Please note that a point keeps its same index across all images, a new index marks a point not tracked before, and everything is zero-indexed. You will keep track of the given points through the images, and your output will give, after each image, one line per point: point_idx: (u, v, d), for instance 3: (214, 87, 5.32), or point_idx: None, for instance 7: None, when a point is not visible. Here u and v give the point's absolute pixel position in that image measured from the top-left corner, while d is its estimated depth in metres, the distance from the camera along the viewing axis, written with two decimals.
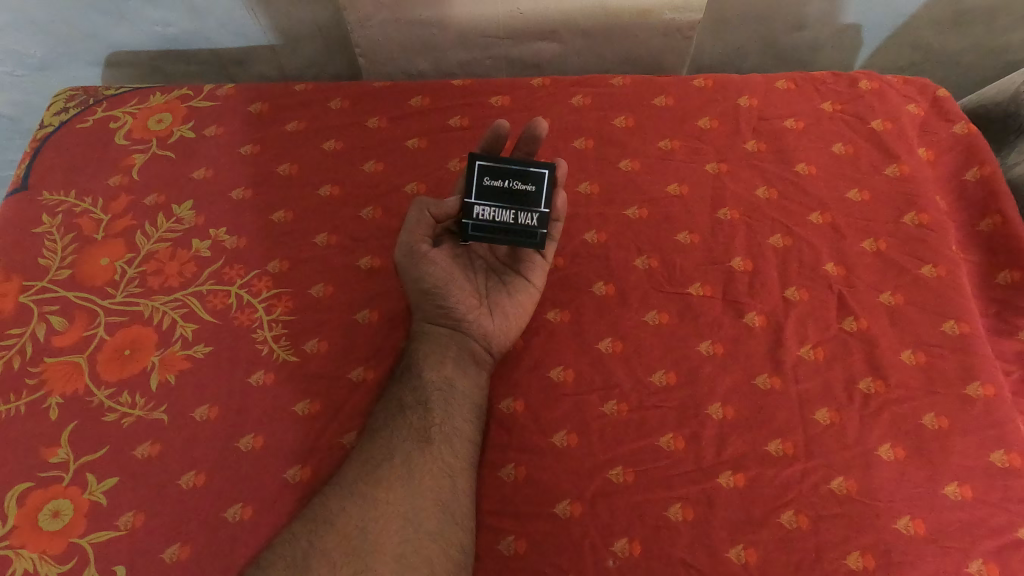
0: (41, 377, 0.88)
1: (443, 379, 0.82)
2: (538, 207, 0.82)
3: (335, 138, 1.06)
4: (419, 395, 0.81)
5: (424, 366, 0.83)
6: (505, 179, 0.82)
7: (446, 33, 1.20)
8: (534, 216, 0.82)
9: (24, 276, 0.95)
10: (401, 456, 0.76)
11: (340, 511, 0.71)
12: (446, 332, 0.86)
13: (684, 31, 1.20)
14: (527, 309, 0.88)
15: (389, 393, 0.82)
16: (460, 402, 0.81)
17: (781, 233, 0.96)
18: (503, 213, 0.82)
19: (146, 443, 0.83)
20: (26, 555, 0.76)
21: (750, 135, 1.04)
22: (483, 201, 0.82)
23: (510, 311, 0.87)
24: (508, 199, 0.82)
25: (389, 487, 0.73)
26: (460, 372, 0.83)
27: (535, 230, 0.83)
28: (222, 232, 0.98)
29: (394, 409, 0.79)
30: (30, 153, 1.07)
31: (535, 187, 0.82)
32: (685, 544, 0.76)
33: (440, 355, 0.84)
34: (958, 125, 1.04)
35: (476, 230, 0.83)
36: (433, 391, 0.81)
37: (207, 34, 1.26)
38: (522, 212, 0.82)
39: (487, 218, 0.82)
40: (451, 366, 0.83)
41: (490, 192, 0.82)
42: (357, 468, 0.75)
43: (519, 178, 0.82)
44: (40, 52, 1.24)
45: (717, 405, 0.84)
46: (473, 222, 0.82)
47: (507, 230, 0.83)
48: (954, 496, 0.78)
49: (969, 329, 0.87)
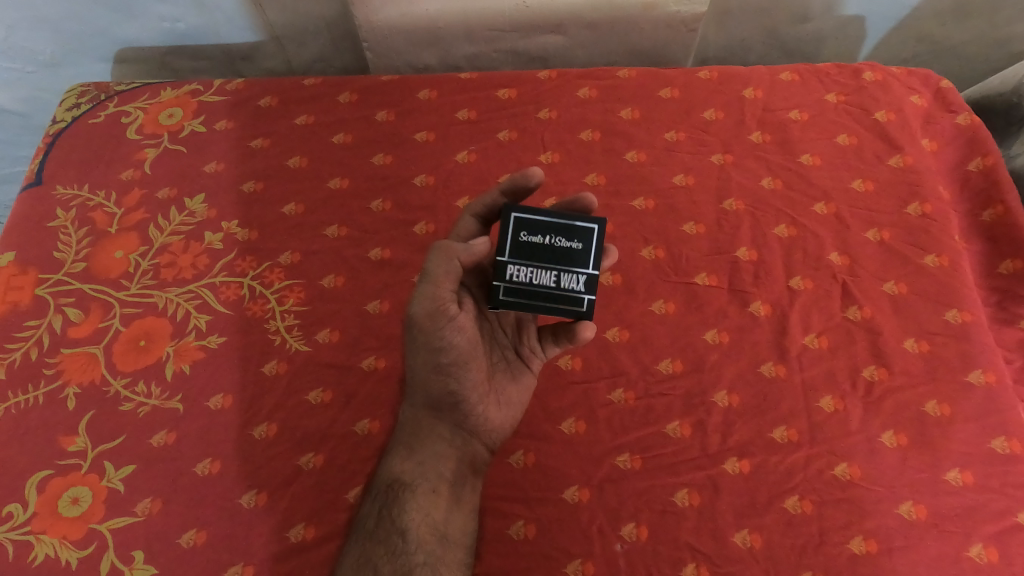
0: (59, 368, 0.89)
1: (431, 529, 0.70)
2: (585, 268, 0.67)
3: (344, 131, 1.07)
4: (403, 564, 0.66)
5: (410, 512, 0.70)
6: (546, 234, 0.67)
7: (453, 27, 1.21)
8: (580, 278, 0.67)
9: (40, 269, 0.97)
10: None
11: None
12: (439, 442, 0.74)
13: (688, 23, 1.21)
14: (525, 397, 0.78)
15: (362, 553, 0.68)
16: (449, 561, 0.69)
17: (785, 223, 0.97)
18: (541, 273, 0.67)
19: (162, 431, 0.85)
20: (46, 540, 0.78)
21: (754, 126, 1.05)
22: (518, 259, 0.67)
23: (514, 402, 0.77)
24: (553, 258, 0.67)
25: None
26: (451, 509, 0.72)
27: (581, 297, 0.67)
28: (234, 225, 0.99)
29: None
30: (43, 149, 1.09)
31: (580, 244, 0.67)
32: (691, 528, 0.78)
33: (434, 482, 0.72)
34: (961, 115, 1.04)
35: (508, 294, 0.67)
36: (420, 555, 0.67)
37: (216, 29, 1.27)
38: (568, 273, 0.67)
39: (522, 279, 0.67)
40: (442, 503, 0.72)
41: (529, 250, 0.67)
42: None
43: (563, 234, 0.67)
44: (50, 47, 1.25)
45: (722, 393, 0.85)
46: (505, 285, 0.67)
47: (548, 296, 0.67)
48: (955, 481, 0.80)
49: (971, 318, 0.89)
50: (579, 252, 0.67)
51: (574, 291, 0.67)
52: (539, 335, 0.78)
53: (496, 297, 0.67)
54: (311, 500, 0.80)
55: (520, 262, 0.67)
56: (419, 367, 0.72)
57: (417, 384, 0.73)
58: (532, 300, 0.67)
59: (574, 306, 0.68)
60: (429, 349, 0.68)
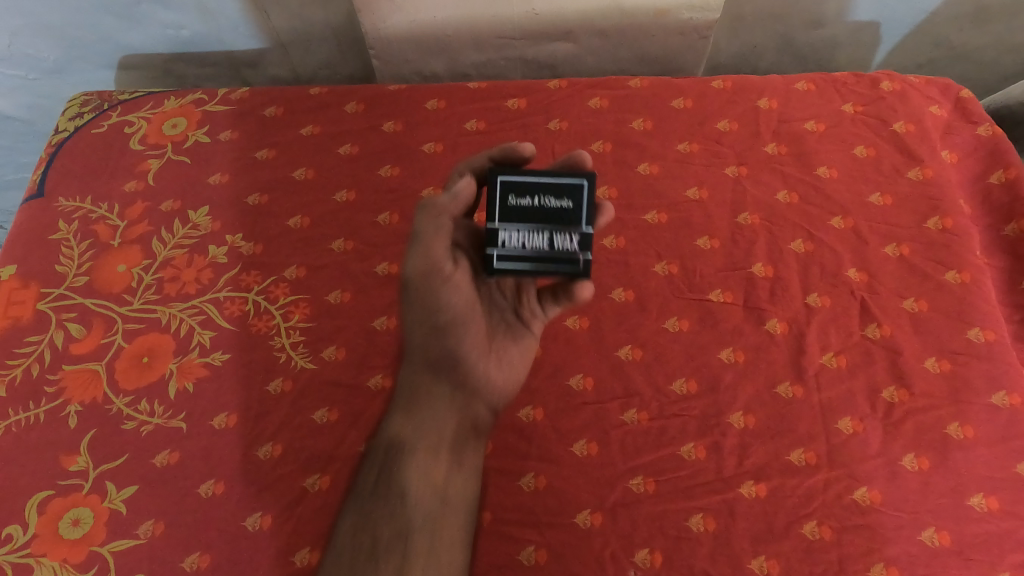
0: (60, 385, 0.88)
1: (431, 488, 0.69)
2: (579, 226, 0.59)
3: (351, 143, 1.05)
4: (400, 526, 0.66)
5: (410, 472, 0.69)
6: (532, 194, 0.59)
7: (461, 34, 1.19)
8: (574, 238, 0.59)
9: (42, 283, 0.95)
10: None
11: None
12: (439, 405, 0.70)
13: (701, 31, 1.19)
14: (525, 363, 0.73)
15: (362, 517, 0.67)
16: (445, 529, 0.68)
17: (802, 238, 0.95)
18: (532, 237, 0.60)
19: (165, 451, 0.83)
20: (47, 563, 0.77)
21: (770, 137, 1.03)
22: (504, 223, 0.59)
23: (517, 363, 0.72)
24: (542, 219, 0.59)
25: None
26: (453, 468, 0.71)
27: (577, 258, 0.59)
28: (238, 238, 0.98)
29: (366, 553, 0.64)
30: (45, 159, 1.07)
31: (570, 202, 0.59)
32: (706, 554, 0.76)
33: (433, 447, 0.70)
34: (983, 127, 1.02)
35: (498, 262, 0.60)
36: (418, 516, 0.67)
37: (220, 36, 1.26)
38: (560, 234, 0.59)
39: (512, 245, 0.59)
40: (444, 463, 0.70)
41: (515, 213, 0.59)
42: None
43: (550, 192, 0.59)
44: (54, 54, 1.24)
45: (738, 414, 0.83)
46: (494, 253, 0.60)
47: (541, 260, 0.60)
48: (979, 507, 0.77)
49: (994, 336, 0.87)
50: (571, 210, 0.59)
51: (568, 251, 0.59)
52: (540, 296, 0.70)
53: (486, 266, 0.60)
54: (316, 524, 0.78)
55: (506, 226, 0.59)
56: (417, 330, 0.70)
57: (416, 346, 0.71)
58: (525, 267, 0.60)
59: (570, 269, 0.60)
60: (428, 310, 0.67)
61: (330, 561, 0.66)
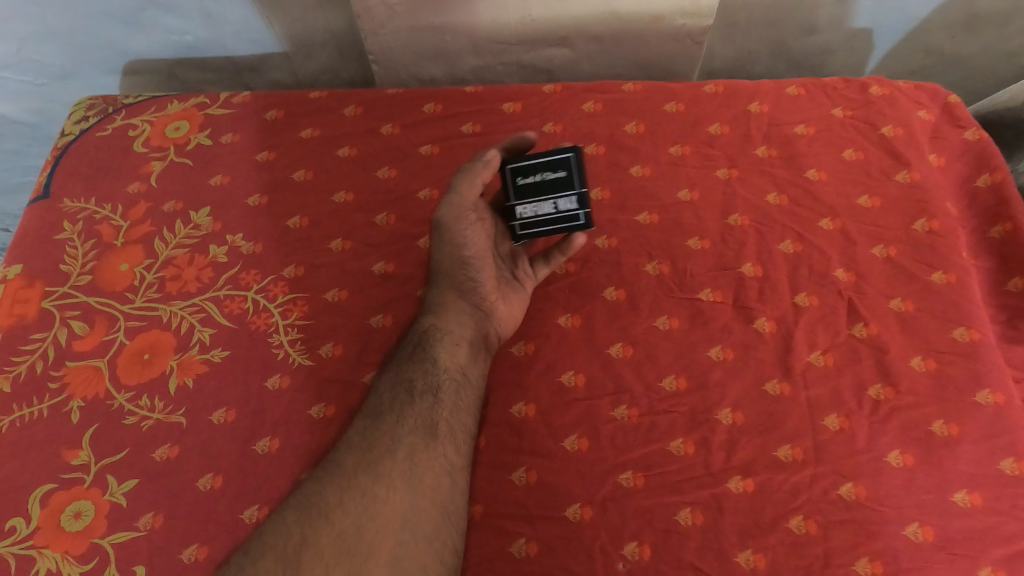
0: (63, 381, 0.90)
1: (455, 366, 0.80)
2: (575, 189, 0.79)
3: (349, 145, 1.07)
4: (431, 382, 0.77)
5: (439, 349, 0.81)
6: (536, 173, 0.80)
7: (459, 39, 1.21)
8: (574, 199, 0.80)
9: (47, 282, 0.97)
10: (406, 450, 0.70)
11: (336, 506, 0.66)
12: (460, 312, 0.85)
13: (695, 36, 1.21)
14: (518, 308, 0.90)
15: (397, 375, 0.78)
16: (466, 396, 0.79)
17: (791, 239, 0.96)
18: (544, 205, 0.81)
19: (165, 446, 0.85)
20: (49, 555, 0.79)
21: (760, 140, 1.05)
22: (521, 201, 0.81)
23: (517, 304, 0.90)
24: (547, 191, 0.80)
25: (389, 483, 0.68)
26: (472, 359, 0.83)
27: (578, 213, 0.80)
28: (239, 238, 1.00)
29: (404, 393, 0.76)
30: (51, 162, 1.09)
31: (564, 172, 0.79)
32: (694, 547, 0.77)
33: (457, 338, 0.83)
34: (970, 131, 1.04)
35: (524, 228, 0.83)
36: (446, 380, 0.78)
37: (223, 41, 1.28)
38: (563, 198, 0.80)
39: (531, 215, 0.82)
40: (465, 351, 0.82)
41: (525, 190, 0.80)
42: (355, 455, 0.70)
43: (548, 169, 0.79)
44: (60, 60, 1.27)
45: (727, 410, 0.85)
46: (519, 222, 0.82)
47: (553, 220, 0.82)
48: (963, 503, 0.79)
49: (979, 336, 0.88)
50: (567, 180, 0.79)
51: (571, 211, 0.81)
52: (531, 261, 0.92)
53: (517, 233, 0.83)
54: None
55: (521, 202, 0.81)
56: (446, 255, 0.87)
57: (444, 268, 0.87)
58: (544, 227, 0.83)
59: (576, 222, 0.82)
60: (456, 239, 0.84)
61: (370, 403, 0.77)
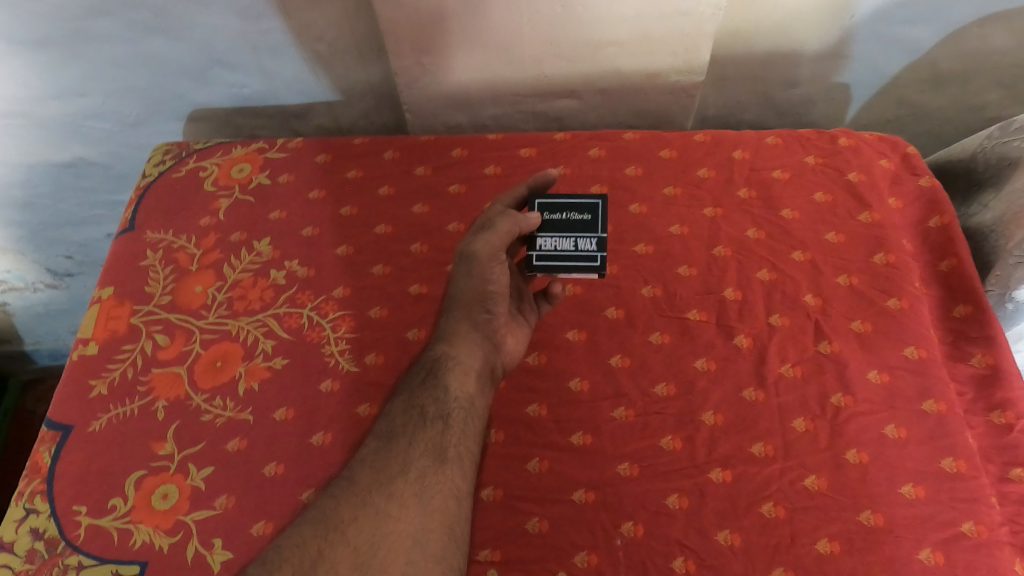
0: (150, 385, 1.06)
1: (465, 396, 0.90)
2: (595, 233, 0.96)
3: (388, 184, 1.25)
4: (441, 409, 0.88)
5: (451, 379, 0.91)
6: (563, 212, 0.97)
7: (483, 92, 1.40)
8: (593, 241, 0.96)
9: (134, 301, 1.15)
10: (418, 472, 0.82)
11: (352, 521, 0.78)
12: (473, 345, 0.95)
13: (688, 90, 1.38)
14: (521, 341, 1.01)
15: (411, 400, 0.90)
16: (473, 422, 0.89)
17: (767, 268, 1.12)
18: (564, 241, 0.96)
19: (236, 439, 1.01)
20: (143, 528, 0.95)
21: (742, 184, 1.21)
22: (545, 233, 0.97)
23: (520, 338, 1.01)
24: (571, 229, 0.97)
25: (401, 502, 0.80)
26: (480, 391, 0.93)
27: (595, 254, 0.95)
28: (295, 264, 1.17)
29: (416, 419, 0.87)
30: (134, 200, 1.27)
31: (589, 216, 0.97)
32: (680, 527, 0.92)
33: (467, 367, 0.93)
34: (923, 178, 1.20)
35: (539, 259, 0.96)
36: (455, 409, 0.89)
37: (276, 92, 1.47)
38: (583, 238, 0.96)
39: (549, 247, 0.96)
40: (474, 382, 0.92)
41: (552, 225, 0.97)
42: (371, 476, 0.82)
43: (575, 211, 0.97)
44: (136, 109, 1.46)
45: (709, 413, 1.00)
46: (537, 252, 0.96)
47: (571, 255, 0.96)
48: (908, 494, 0.93)
49: (926, 353, 1.04)
50: (590, 222, 0.97)
51: (590, 250, 0.96)
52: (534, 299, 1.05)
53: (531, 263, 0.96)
54: None
55: (545, 234, 0.97)
56: (468, 289, 0.97)
57: (462, 300, 0.97)
58: (559, 261, 0.96)
59: (591, 263, 0.95)
60: (481, 276, 0.95)
61: (385, 424, 0.89)
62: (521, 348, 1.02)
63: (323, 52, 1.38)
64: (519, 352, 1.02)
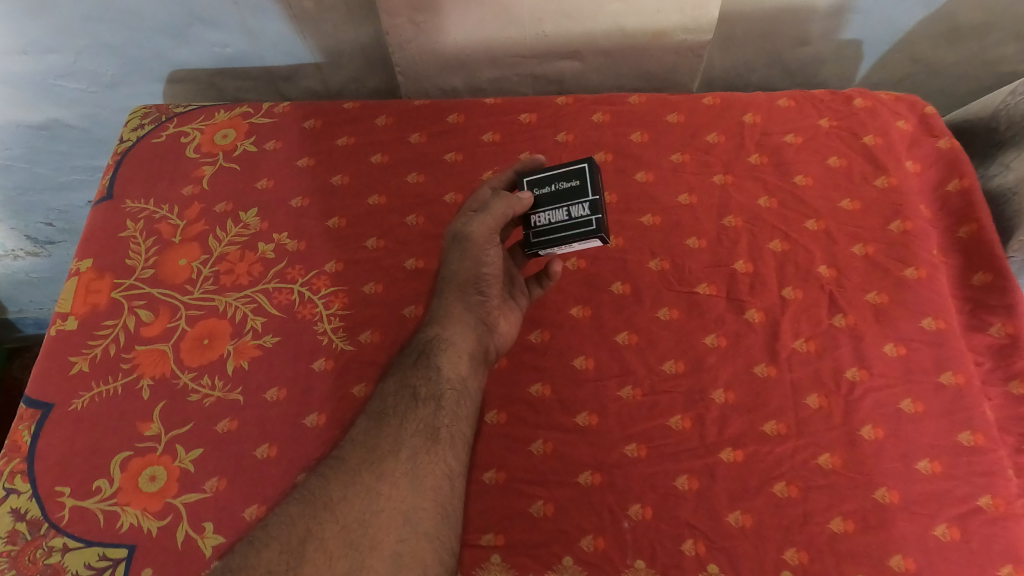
0: (134, 363, 1.02)
1: (459, 377, 0.85)
2: (587, 196, 0.88)
3: (381, 152, 1.18)
4: (434, 389, 0.83)
5: (444, 358, 0.86)
6: (552, 183, 0.90)
7: (479, 53, 1.32)
8: (585, 205, 0.88)
9: (115, 275, 1.09)
10: (409, 452, 0.77)
11: (341, 500, 0.73)
12: (466, 325, 0.90)
13: (696, 50, 1.31)
14: (514, 324, 0.96)
15: (402, 380, 0.84)
16: (466, 403, 0.84)
17: (779, 238, 1.07)
18: (557, 212, 0.90)
19: (225, 419, 0.97)
20: (130, 511, 0.91)
21: (753, 149, 1.16)
22: (537, 209, 0.91)
23: (513, 321, 0.96)
24: (562, 198, 0.90)
25: (392, 480, 0.75)
26: (473, 373, 0.87)
27: (589, 218, 0.87)
28: (284, 236, 1.11)
29: (408, 399, 0.82)
30: (112, 166, 1.21)
31: (578, 181, 0.89)
32: (690, 509, 0.89)
33: (461, 348, 0.88)
34: (943, 140, 1.14)
35: (538, 236, 0.91)
36: (449, 389, 0.83)
37: (261, 53, 1.39)
38: (575, 204, 0.89)
39: (544, 222, 0.90)
40: (467, 364, 0.87)
41: (542, 199, 0.91)
42: (361, 455, 0.77)
43: (564, 179, 0.90)
44: (112, 69, 1.38)
45: (720, 390, 0.96)
46: (535, 230, 0.91)
47: (566, 225, 0.89)
48: (924, 470, 0.90)
49: (945, 325, 0.99)
50: (580, 187, 0.89)
51: (584, 215, 0.88)
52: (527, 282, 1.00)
53: (531, 242, 0.92)
54: None
55: (538, 210, 0.91)
56: (461, 270, 0.91)
57: (456, 280, 0.91)
58: (556, 234, 0.90)
59: (587, 228, 0.87)
60: (475, 257, 0.89)
61: (376, 403, 0.83)
62: (514, 331, 0.97)
63: (309, 9, 1.30)
64: (512, 336, 0.97)
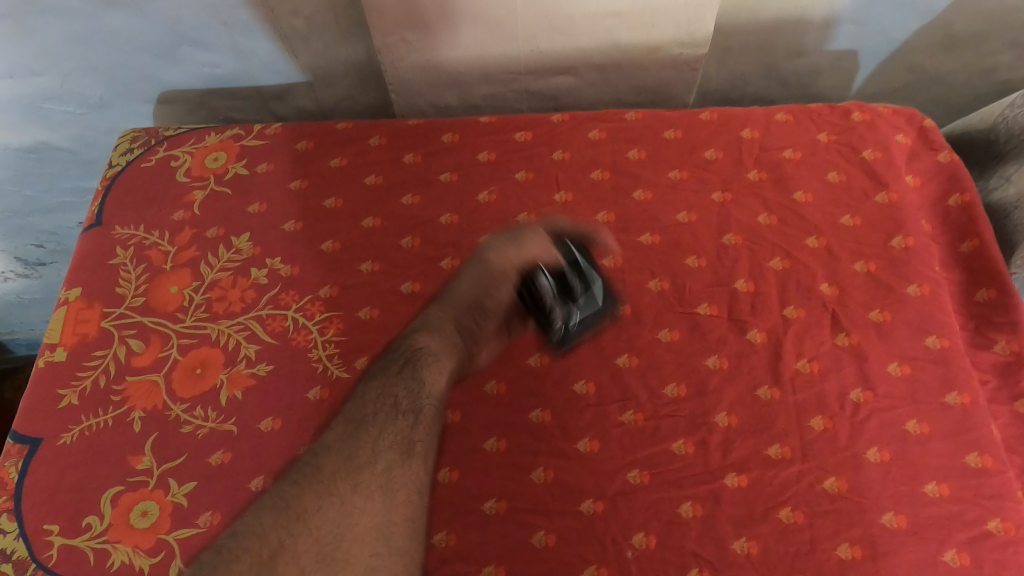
0: (125, 394, 1.00)
1: (437, 392, 0.85)
2: None
3: (376, 173, 1.17)
4: (414, 402, 0.82)
5: (427, 371, 0.85)
6: None
7: (472, 70, 1.31)
8: None
9: (105, 303, 1.07)
10: (385, 464, 0.75)
11: (315, 510, 0.70)
12: (450, 340, 0.89)
13: (691, 64, 1.30)
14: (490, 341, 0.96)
15: (384, 385, 0.82)
16: (439, 421, 0.84)
17: (780, 256, 1.06)
18: None
19: (219, 451, 0.95)
20: (121, 548, 0.88)
21: (751, 165, 1.14)
22: None
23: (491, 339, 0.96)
24: None
25: (367, 492, 0.73)
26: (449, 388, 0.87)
27: None
28: (278, 261, 1.09)
29: (388, 408, 0.80)
30: (101, 191, 1.19)
31: None
32: (695, 536, 0.87)
33: (442, 362, 0.87)
34: (942, 154, 1.14)
35: None
36: (427, 403, 0.83)
37: (251, 73, 1.37)
38: None
39: None
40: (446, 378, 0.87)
41: None
42: (336, 462, 0.74)
43: None
44: (100, 91, 1.36)
45: (723, 414, 0.95)
46: None
47: None
48: (932, 493, 0.88)
49: (949, 343, 0.98)
50: None
51: None
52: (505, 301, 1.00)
53: None
54: None
55: None
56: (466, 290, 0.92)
57: (456, 297, 0.92)
58: None
59: None
60: (487, 284, 0.91)
61: (353, 408, 0.81)
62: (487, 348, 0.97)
63: (299, 27, 1.29)
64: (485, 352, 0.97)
